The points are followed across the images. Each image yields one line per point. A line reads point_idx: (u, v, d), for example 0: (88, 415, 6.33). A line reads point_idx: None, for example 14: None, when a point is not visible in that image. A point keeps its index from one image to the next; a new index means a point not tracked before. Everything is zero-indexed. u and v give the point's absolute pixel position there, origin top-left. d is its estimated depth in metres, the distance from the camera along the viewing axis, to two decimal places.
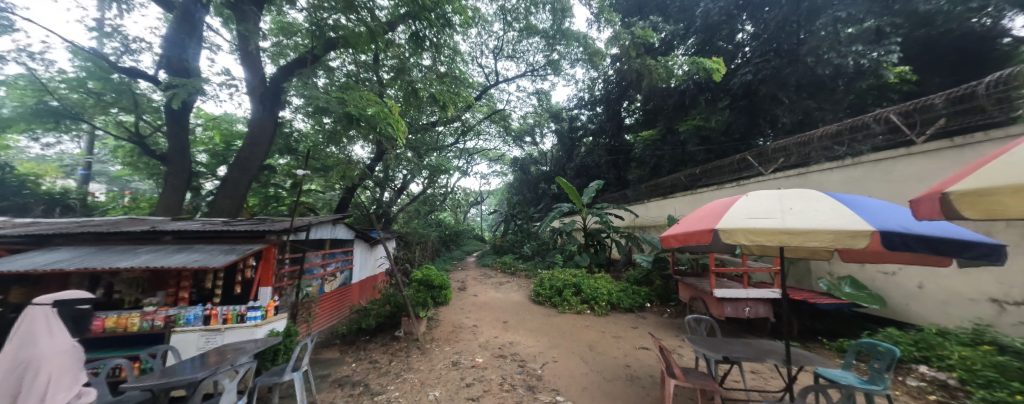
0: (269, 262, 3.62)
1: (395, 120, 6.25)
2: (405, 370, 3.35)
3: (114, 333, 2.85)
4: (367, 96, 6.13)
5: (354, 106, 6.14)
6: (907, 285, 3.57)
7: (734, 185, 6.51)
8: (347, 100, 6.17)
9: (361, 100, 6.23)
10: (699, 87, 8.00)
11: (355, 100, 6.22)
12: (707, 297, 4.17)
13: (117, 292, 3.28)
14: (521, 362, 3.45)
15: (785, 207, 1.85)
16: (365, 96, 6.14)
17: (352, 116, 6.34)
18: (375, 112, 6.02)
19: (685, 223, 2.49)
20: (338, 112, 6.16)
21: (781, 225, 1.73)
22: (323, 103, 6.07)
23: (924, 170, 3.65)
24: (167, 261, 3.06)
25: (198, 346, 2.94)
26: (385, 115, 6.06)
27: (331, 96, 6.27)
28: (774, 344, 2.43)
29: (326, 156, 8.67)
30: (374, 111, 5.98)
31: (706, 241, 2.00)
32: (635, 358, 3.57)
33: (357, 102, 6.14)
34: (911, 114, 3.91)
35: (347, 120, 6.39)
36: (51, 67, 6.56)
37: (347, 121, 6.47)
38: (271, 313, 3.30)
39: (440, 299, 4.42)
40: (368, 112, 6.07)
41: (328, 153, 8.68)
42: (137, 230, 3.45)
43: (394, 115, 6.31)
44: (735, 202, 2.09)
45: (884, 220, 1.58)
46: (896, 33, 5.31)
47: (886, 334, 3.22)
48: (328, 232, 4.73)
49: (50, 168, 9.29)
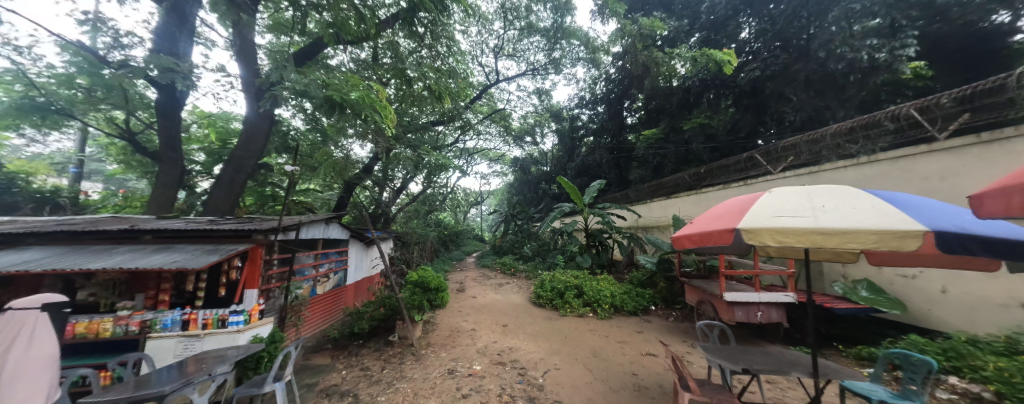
0: (256, 263, 3.43)
1: (379, 106, 6.15)
2: (397, 378, 3.16)
3: (85, 339, 2.65)
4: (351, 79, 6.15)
5: (338, 91, 6.11)
6: (930, 289, 3.38)
7: (740, 184, 6.34)
8: (327, 82, 6.15)
9: (347, 87, 6.23)
10: (705, 84, 7.79)
11: (338, 84, 6.30)
12: (716, 301, 3.99)
13: (91, 295, 3.08)
14: (521, 370, 3.26)
15: (815, 205, 1.66)
16: (352, 81, 6.14)
17: (334, 101, 6.24)
18: (356, 96, 5.89)
19: (700, 223, 2.30)
20: (320, 96, 6.05)
21: (813, 225, 1.54)
22: (304, 87, 5.96)
23: (949, 167, 3.48)
24: (144, 262, 2.87)
25: (175, 353, 2.74)
26: (367, 100, 5.94)
27: (314, 82, 6.13)
28: (796, 354, 2.23)
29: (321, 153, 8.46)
30: (357, 96, 5.88)
31: (725, 242, 1.81)
32: (641, 365, 3.39)
33: (341, 87, 6.15)
34: (932, 109, 3.72)
35: (329, 105, 6.30)
36: (38, 62, 6.40)
37: (328, 107, 6.35)
38: (255, 317, 3.11)
39: (436, 303, 4.20)
40: (350, 97, 5.93)
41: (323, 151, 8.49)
42: (114, 228, 3.26)
43: (379, 102, 6.21)
44: (757, 199, 1.91)
45: (936, 218, 1.39)
46: (912, 26, 5.11)
47: (909, 342, 3.03)
48: (320, 231, 4.55)
49: (42, 166, 9.16)
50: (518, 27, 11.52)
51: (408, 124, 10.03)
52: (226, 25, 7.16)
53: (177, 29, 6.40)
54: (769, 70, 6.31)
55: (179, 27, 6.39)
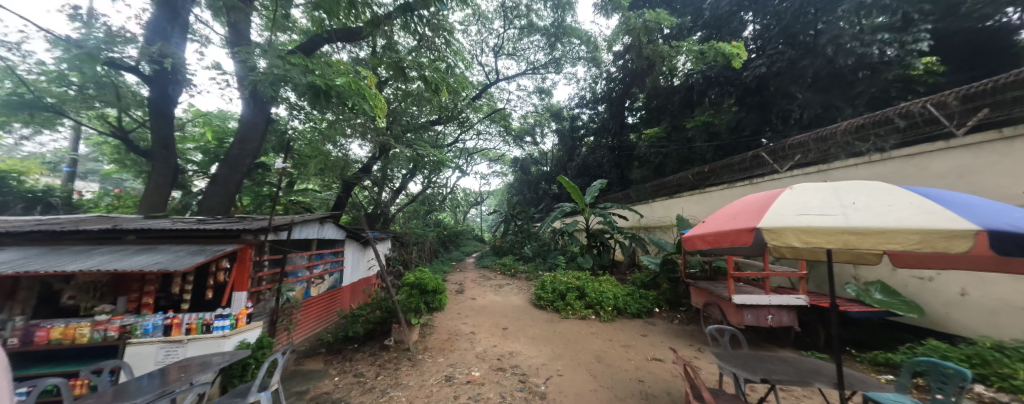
0: (245, 265, 3.28)
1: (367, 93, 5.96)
2: (392, 386, 3.01)
3: (61, 345, 2.52)
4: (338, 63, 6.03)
5: (324, 78, 6.05)
6: (948, 291, 3.24)
7: (746, 183, 6.20)
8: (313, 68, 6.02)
9: (334, 74, 6.15)
10: (709, 81, 7.57)
11: (326, 71, 6.22)
12: (724, 303, 3.85)
13: (70, 298, 2.94)
14: (522, 377, 3.11)
15: (845, 202, 1.52)
16: (335, 65, 6.07)
17: (319, 87, 6.18)
18: (342, 82, 5.80)
19: (713, 223, 2.15)
20: (302, 82, 5.96)
21: (845, 224, 1.40)
22: (284, 72, 5.85)
23: (968, 165, 3.34)
24: (124, 263, 2.73)
25: (155, 359, 2.59)
26: (353, 86, 5.83)
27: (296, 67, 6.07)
28: (817, 363, 2.09)
29: (314, 148, 8.28)
30: (343, 82, 5.74)
31: (744, 243, 1.68)
32: (648, 372, 3.24)
33: (328, 73, 6.09)
34: (949, 104, 3.57)
35: (313, 92, 6.23)
36: (28, 58, 6.26)
37: (313, 94, 6.27)
38: (243, 321, 2.97)
39: (433, 305, 4.04)
40: (336, 83, 5.90)
41: (318, 147, 8.31)
42: (95, 228, 3.11)
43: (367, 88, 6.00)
44: (777, 196, 1.77)
45: (986, 217, 1.25)
46: (924, 21, 4.97)
47: (930, 347, 2.89)
48: (315, 231, 4.41)
49: (34, 165, 8.99)
50: (518, 26, 11.41)
51: (407, 123, 9.91)
52: (221, 22, 7.03)
53: (170, 24, 6.26)
54: (775, 67, 6.16)
55: (172, 22, 6.25)
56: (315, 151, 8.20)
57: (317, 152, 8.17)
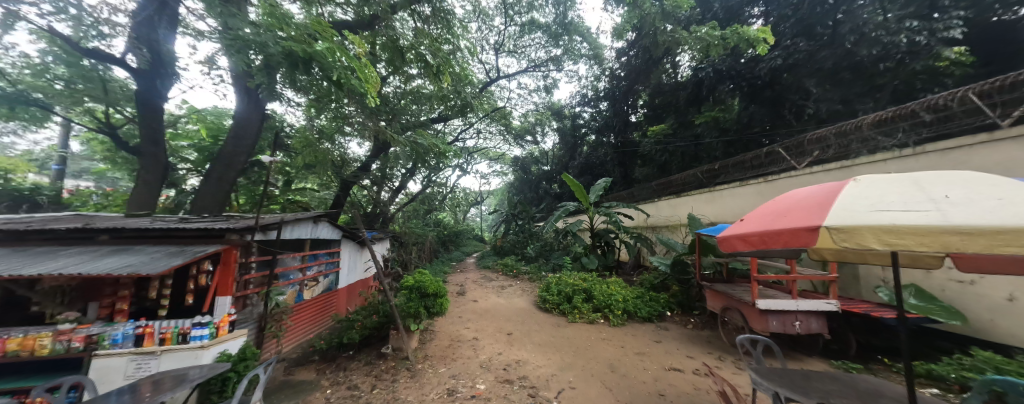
0: (229, 267, 3.02)
1: (349, 60, 5.09)
2: (388, 400, 2.75)
3: (18, 357, 2.21)
4: (317, 25, 4.91)
5: (300, 43, 5.37)
6: (992, 297, 2.98)
7: (760, 181, 5.95)
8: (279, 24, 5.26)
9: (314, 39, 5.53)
10: (719, 75, 7.29)
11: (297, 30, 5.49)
12: (745, 308, 3.60)
13: (35, 304, 2.69)
14: (531, 391, 2.84)
15: (935, 196, 1.27)
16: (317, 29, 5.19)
17: (295, 56, 5.57)
18: (323, 47, 5.03)
19: (751, 221, 1.89)
20: (276, 52, 5.37)
21: (946, 223, 1.16)
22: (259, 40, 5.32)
23: (1016, 158, 3.07)
24: (91, 267, 2.45)
25: (126, 373, 2.32)
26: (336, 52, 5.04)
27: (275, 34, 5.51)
28: (878, 384, 1.82)
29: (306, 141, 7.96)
30: (324, 47, 4.97)
31: (805, 245, 1.42)
32: (667, 383, 2.98)
33: (303, 35, 5.39)
34: (992, 93, 3.27)
35: (289, 62, 5.61)
36: (9, 50, 5.99)
37: (291, 65, 5.69)
38: (225, 329, 2.68)
39: (434, 310, 3.78)
40: (318, 48, 5.15)
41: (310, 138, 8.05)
42: (62, 228, 2.85)
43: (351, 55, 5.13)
44: (839, 190, 1.52)
45: None
46: (955, 8, 4.68)
47: (981, 359, 2.63)
48: (307, 231, 4.16)
49: (23, 163, 8.75)
50: (518, 22, 11.14)
51: (407, 121, 9.67)
52: None
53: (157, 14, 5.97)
54: (792, 59, 5.86)
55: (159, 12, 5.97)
56: (305, 142, 7.81)
57: (310, 146, 7.83)
